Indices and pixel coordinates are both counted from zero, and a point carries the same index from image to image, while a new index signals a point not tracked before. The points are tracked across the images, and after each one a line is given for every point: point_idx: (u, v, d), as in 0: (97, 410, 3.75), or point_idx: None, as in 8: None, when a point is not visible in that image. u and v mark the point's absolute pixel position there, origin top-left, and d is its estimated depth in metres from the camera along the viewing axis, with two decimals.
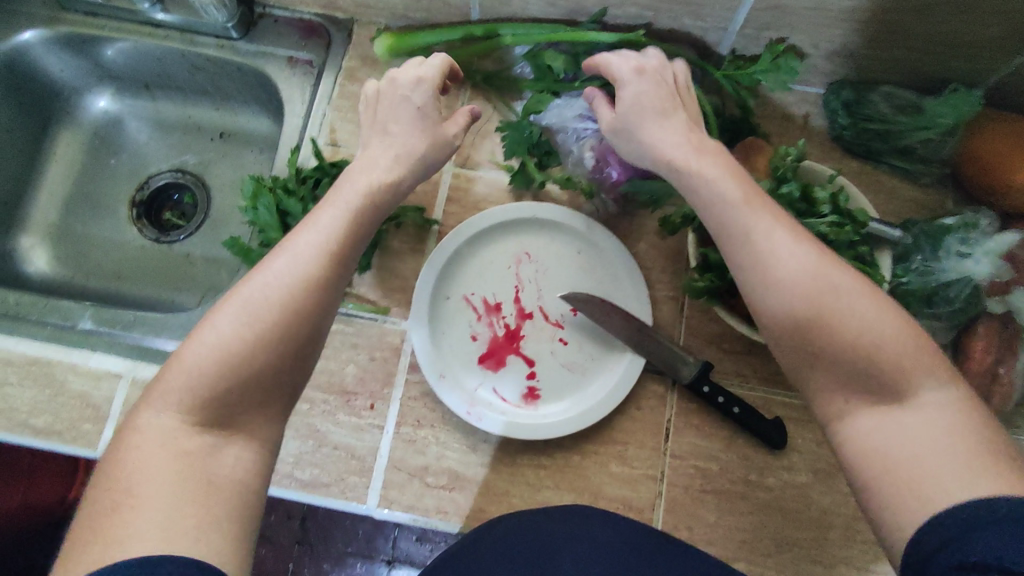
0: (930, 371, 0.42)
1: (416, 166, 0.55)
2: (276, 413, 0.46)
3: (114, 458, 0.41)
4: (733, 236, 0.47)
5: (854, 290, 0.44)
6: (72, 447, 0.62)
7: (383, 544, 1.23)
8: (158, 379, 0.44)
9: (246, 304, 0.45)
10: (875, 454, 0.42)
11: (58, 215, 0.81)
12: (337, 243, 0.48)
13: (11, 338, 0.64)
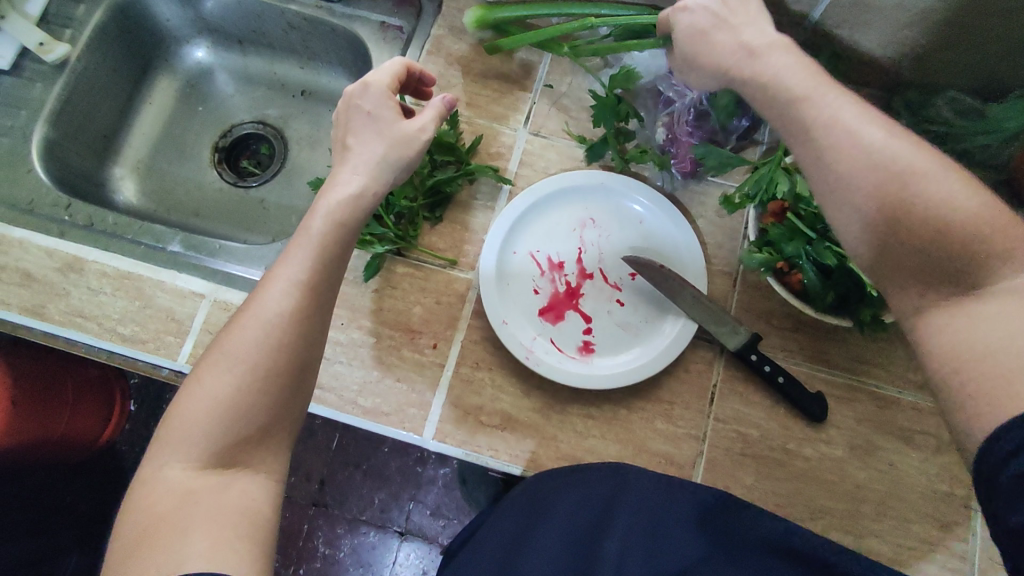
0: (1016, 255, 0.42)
1: (380, 168, 0.55)
2: (278, 444, 0.51)
3: (133, 503, 0.45)
4: (796, 134, 0.49)
5: (934, 173, 0.44)
6: (154, 356, 0.67)
7: (396, 517, 1.30)
8: (161, 436, 0.47)
9: (230, 356, 0.48)
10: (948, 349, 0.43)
11: (148, 153, 0.87)
12: (309, 279, 0.51)
13: (106, 253, 0.70)
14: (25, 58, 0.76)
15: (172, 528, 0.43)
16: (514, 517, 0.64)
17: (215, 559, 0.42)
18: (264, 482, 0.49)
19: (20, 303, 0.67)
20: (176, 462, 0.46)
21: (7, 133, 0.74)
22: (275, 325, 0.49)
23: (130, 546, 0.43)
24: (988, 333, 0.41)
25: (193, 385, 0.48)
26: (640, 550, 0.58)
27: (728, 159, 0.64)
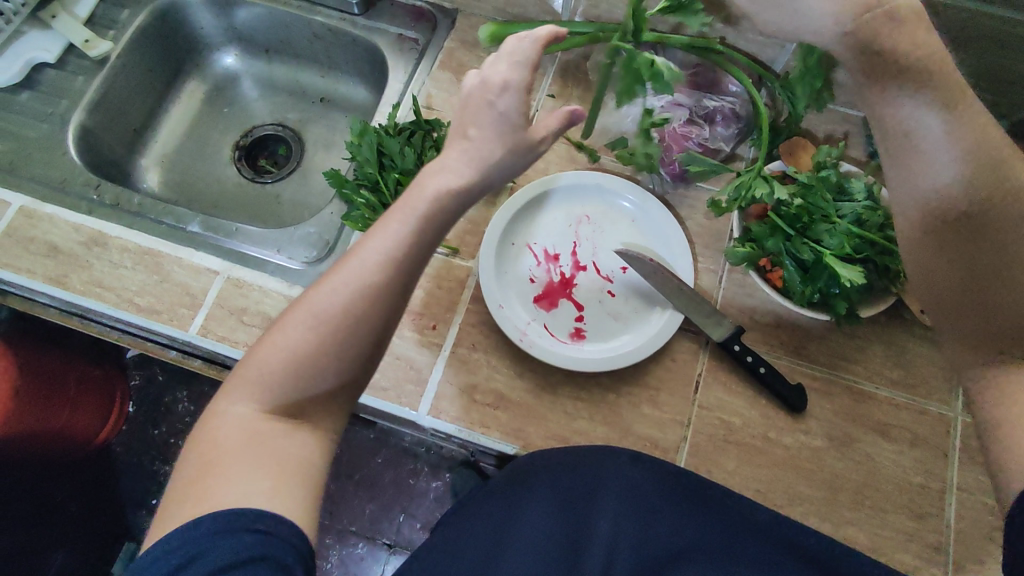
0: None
1: (494, 171, 0.52)
2: (340, 409, 0.53)
3: (200, 434, 0.49)
4: (903, 154, 0.48)
5: None
6: (167, 326, 0.70)
7: (386, 529, 1.31)
8: (236, 375, 0.50)
9: (317, 316, 0.49)
10: (996, 405, 0.49)
11: (174, 148, 0.93)
12: (402, 254, 0.50)
13: (131, 231, 0.74)
14: (70, 54, 0.83)
15: (235, 463, 0.46)
16: (502, 496, 0.66)
17: (276, 498, 0.46)
18: (321, 438, 0.51)
19: (45, 273, 0.72)
20: (245, 402, 0.49)
21: (48, 118, 0.80)
22: (360, 293, 0.49)
23: (196, 470, 0.47)
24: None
25: (277, 335, 0.50)
26: (630, 533, 0.62)
27: (712, 166, 0.69)
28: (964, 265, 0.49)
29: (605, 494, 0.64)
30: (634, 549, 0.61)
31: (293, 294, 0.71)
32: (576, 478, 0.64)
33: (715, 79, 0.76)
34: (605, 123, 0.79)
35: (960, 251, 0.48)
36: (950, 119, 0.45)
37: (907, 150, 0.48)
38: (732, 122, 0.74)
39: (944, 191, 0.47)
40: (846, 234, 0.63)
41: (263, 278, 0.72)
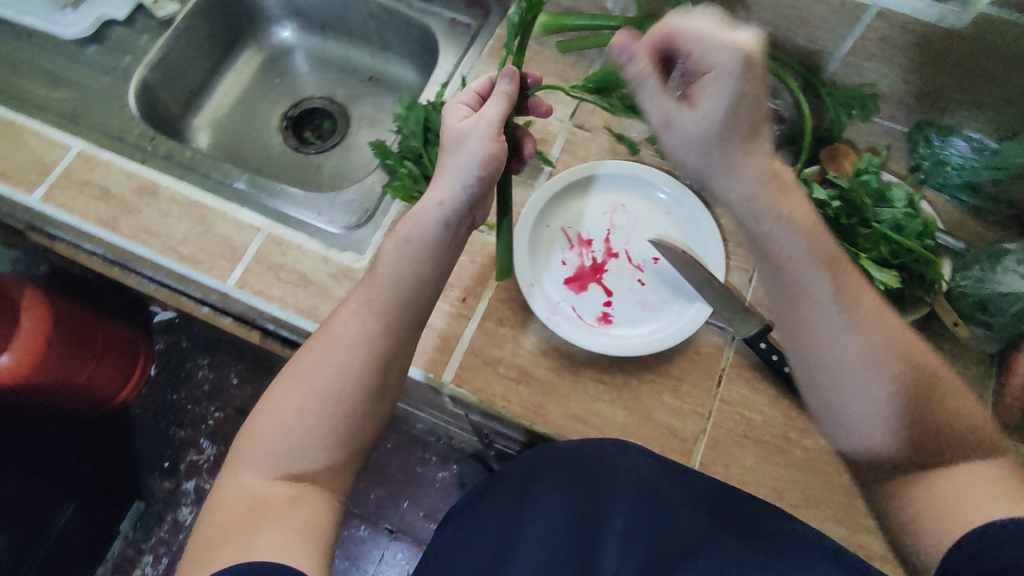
0: (980, 449, 0.53)
1: (451, 174, 0.59)
2: (342, 466, 0.56)
3: (212, 509, 0.53)
4: (795, 301, 0.55)
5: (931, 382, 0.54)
6: (206, 276, 0.72)
7: (390, 514, 1.39)
8: (242, 448, 0.55)
9: (305, 380, 0.55)
10: (917, 513, 0.53)
11: (226, 113, 0.96)
12: (382, 310, 0.56)
13: (180, 182, 0.77)
14: (138, 14, 0.87)
15: (245, 526, 0.51)
16: (514, 492, 0.70)
17: (278, 551, 0.49)
18: (325, 498, 0.55)
19: (97, 216, 0.75)
20: (250, 472, 0.54)
21: (111, 72, 0.84)
22: (346, 348, 0.55)
23: (211, 534, 0.51)
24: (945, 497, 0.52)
25: (270, 402, 0.56)
26: (640, 532, 0.64)
27: None
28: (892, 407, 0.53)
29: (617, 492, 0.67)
30: (644, 546, 0.63)
31: (329, 255, 0.73)
32: (584, 470, 0.67)
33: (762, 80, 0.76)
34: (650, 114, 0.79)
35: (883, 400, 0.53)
36: (826, 272, 0.53)
37: (840, 384, 0.53)
38: (775, 122, 0.75)
39: (836, 349, 0.53)
40: (881, 240, 0.64)
41: (302, 238, 0.74)
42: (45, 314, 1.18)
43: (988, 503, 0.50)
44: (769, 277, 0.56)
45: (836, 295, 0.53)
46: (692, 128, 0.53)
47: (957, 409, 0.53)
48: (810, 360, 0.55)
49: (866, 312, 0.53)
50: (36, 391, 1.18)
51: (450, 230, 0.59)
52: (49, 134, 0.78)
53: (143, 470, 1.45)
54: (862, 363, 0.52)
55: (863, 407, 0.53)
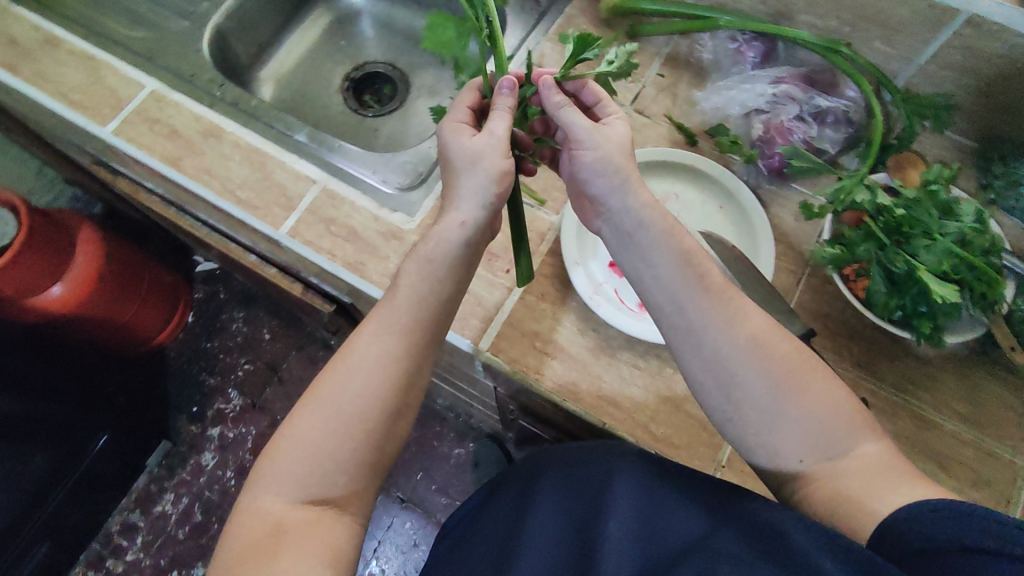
0: (865, 429, 0.53)
1: (469, 200, 0.57)
2: (364, 488, 0.54)
3: (231, 534, 0.51)
4: (667, 290, 0.56)
5: (810, 370, 0.54)
6: (261, 222, 0.74)
7: (402, 483, 1.40)
8: (258, 470, 0.53)
9: (325, 403, 0.52)
10: (835, 497, 0.51)
11: (291, 70, 0.99)
12: (408, 326, 0.55)
13: (243, 129, 0.79)
14: None
15: (264, 556, 0.49)
16: (523, 497, 0.70)
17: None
18: (348, 523, 0.53)
19: (163, 153, 0.77)
20: (270, 496, 0.51)
21: (189, 17, 0.86)
22: (373, 366, 0.53)
23: (229, 566, 0.49)
24: (847, 482, 0.51)
25: (290, 428, 0.53)
26: (637, 531, 0.58)
27: (812, 164, 0.68)
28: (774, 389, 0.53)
29: (615, 488, 0.62)
30: (639, 547, 0.56)
31: (380, 214, 0.74)
32: (593, 475, 0.66)
33: (833, 81, 0.76)
34: (714, 105, 0.78)
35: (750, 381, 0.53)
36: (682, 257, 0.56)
37: (729, 374, 0.54)
38: (842, 125, 0.74)
39: (714, 338, 0.54)
40: (946, 253, 0.60)
41: (356, 195, 0.75)
42: (99, 252, 1.22)
43: (890, 489, 0.49)
44: (646, 268, 0.57)
45: (704, 285, 0.55)
46: (605, 135, 0.59)
47: (834, 394, 0.53)
48: (695, 357, 0.55)
49: (738, 303, 0.55)
50: (82, 322, 1.24)
51: (471, 251, 0.58)
52: (126, 71, 0.81)
53: (172, 411, 1.49)
54: (738, 354, 0.53)
55: (749, 399, 0.53)
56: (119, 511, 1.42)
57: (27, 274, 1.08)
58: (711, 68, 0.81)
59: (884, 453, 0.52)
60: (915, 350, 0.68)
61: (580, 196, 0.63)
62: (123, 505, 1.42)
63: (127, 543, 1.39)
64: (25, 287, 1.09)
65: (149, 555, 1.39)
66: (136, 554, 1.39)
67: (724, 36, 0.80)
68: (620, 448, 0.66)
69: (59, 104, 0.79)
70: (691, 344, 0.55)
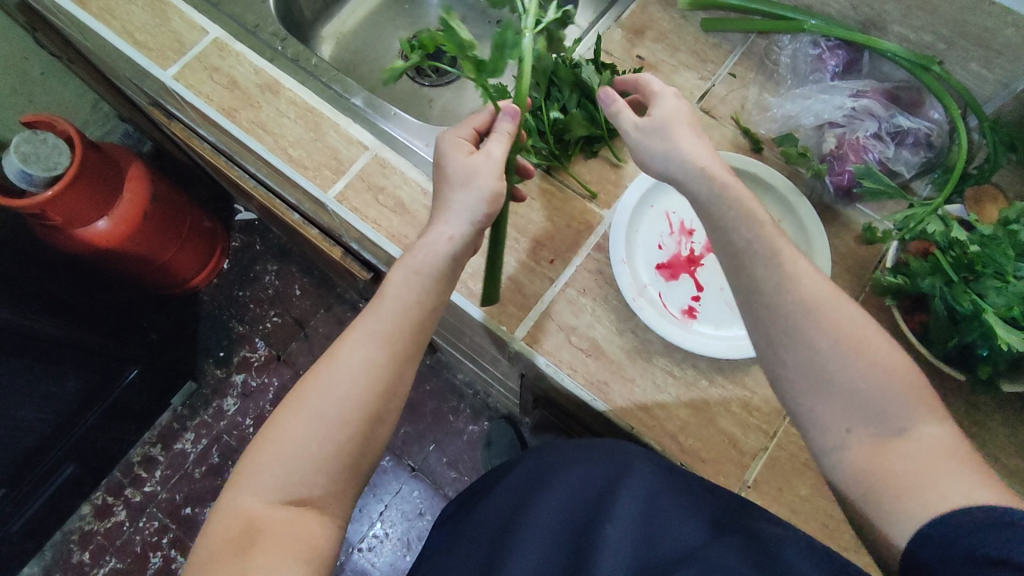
0: (928, 409, 0.47)
1: (459, 215, 0.57)
2: (344, 489, 0.53)
3: (208, 533, 0.50)
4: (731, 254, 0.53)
5: (878, 337, 0.49)
6: (310, 182, 0.74)
7: (413, 452, 1.42)
8: (239, 469, 0.52)
9: (306, 405, 0.52)
10: (883, 478, 0.45)
11: (352, 30, 0.98)
12: (391, 332, 0.54)
13: (302, 86, 0.78)
14: None
15: (240, 552, 0.47)
16: (525, 484, 0.70)
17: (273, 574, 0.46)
18: (327, 523, 0.51)
19: (220, 103, 0.77)
20: (248, 496, 0.50)
21: None
22: (357, 373, 0.52)
23: (204, 563, 0.48)
24: (900, 466, 0.45)
25: (273, 430, 0.52)
26: (639, 534, 0.59)
27: (883, 187, 0.65)
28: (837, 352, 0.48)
29: (621, 492, 0.62)
30: (636, 553, 0.57)
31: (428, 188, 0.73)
32: (600, 477, 0.65)
33: (918, 100, 0.72)
34: (786, 113, 0.75)
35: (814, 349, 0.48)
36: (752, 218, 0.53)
37: (783, 330, 0.50)
38: (922, 148, 0.70)
39: (780, 306, 0.50)
40: (1017, 297, 0.56)
41: (406, 165, 0.74)
42: (144, 190, 1.24)
43: (948, 476, 0.43)
44: (712, 232, 0.55)
45: (760, 237, 0.52)
46: (649, 119, 0.60)
47: (897, 364, 0.48)
48: (746, 310, 0.52)
49: (800, 261, 0.51)
50: (124, 259, 1.27)
51: (459, 264, 0.58)
52: (192, 16, 0.81)
53: (200, 353, 1.53)
54: (809, 330, 0.49)
55: (809, 376, 0.48)
56: (141, 443, 1.47)
57: (75, 206, 1.10)
58: (787, 71, 0.78)
59: (950, 440, 0.46)
60: (966, 394, 0.65)
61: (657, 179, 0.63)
62: (146, 438, 1.47)
63: (146, 474, 1.44)
64: (73, 219, 1.12)
65: (165, 489, 1.44)
66: (153, 487, 1.44)
67: (807, 40, 0.76)
68: (633, 453, 0.65)
69: (125, 43, 0.79)
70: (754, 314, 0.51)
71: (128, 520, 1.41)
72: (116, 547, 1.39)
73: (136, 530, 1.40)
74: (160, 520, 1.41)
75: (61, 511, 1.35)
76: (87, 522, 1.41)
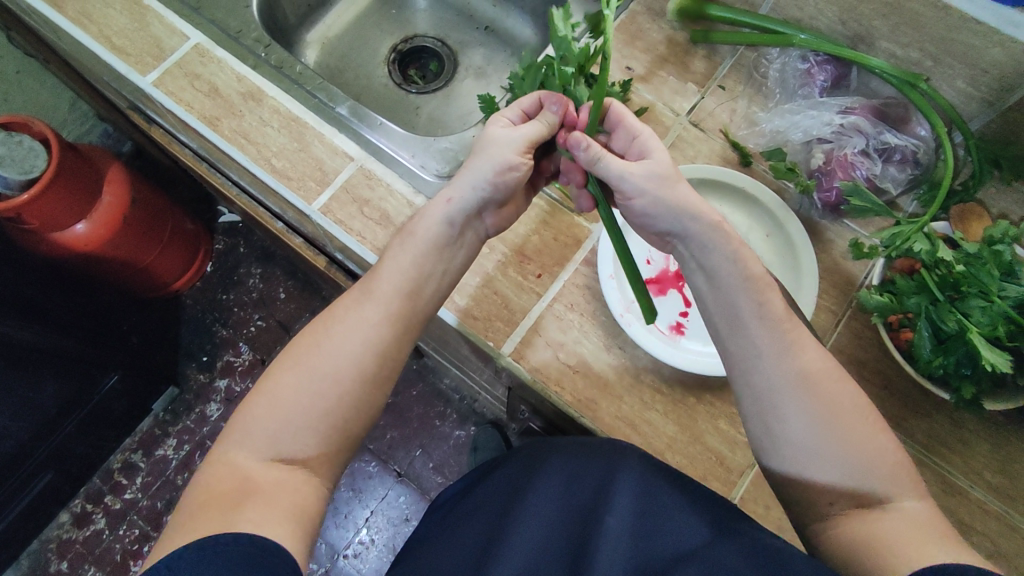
0: (906, 483, 0.51)
1: (467, 183, 0.60)
2: (334, 452, 0.53)
3: (198, 483, 0.50)
4: (727, 315, 0.56)
5: (868, 414, 0.53)
6: (294, 194, 0.72)
7: (400, 457, 1.41)
8: (232, 426, 0.52)
9: (303, 362, 0.53)
10: (864, 539, 0.49)
11: (336, 35, 0.97)
12: (389, 294, 0.56)
13: (285, 95, 0.76)
14: None
15: (232, 504, 0.47)
16: (522, 478, 0.69)
17: (260, 525, 0.46)
18: (316, 485, 0.52)
19: (201, 111, 0.75)
20: (244, 450, 0.50)
21: None
22: (356, 333, 0.54)
23: (188, 515, 0.47)
24: (879, 533, 0.48)
25: (270, 384, 0.53)
26: (633, 530, 0.58)
27: (870, 205, 0.65)
28: (829, 418, 0.51)
29: (617, 486, 0.60)
30: (635, 550, 0.56)
31: (415, 201, 0.72)
32: (597, 469, 0.63)
33: (905, 116, 0.72)
34: (775, 128, 0.75)
35: (806, 410, 0.51)
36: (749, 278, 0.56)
37: (772, 404, 0.53)
38: (908, 166, 0.71)
39: (773, 370, 0.53)
40: (1000, 316, 0.57)
41: (393, 177, 0.73)
42: (126, 193, 1.21)
43: (928, 544, 0.47)
44: (708, 290, 0.58)
45: (760, 310, 0.54)
46: (645, 174, 0.58)
47: (880, 440, 0.52)
48: (741, 384, 0.55)
49: (795, 336, 0.54)
50: (102, 264, 1.24)
51: (459, 243, 0.61)
52: (172, 21, 0.79)
53: (182, 358, 1.51)
54: (793, 384, 0.52)
55: (795, 422, 0.52)
56: (121, 449, 1.44)
57: (51, 210, 1.07)
58: (776, 85, 0.78)
59: (927, 512, 0.50)
60: (950, 411, 0.66)
61: (647, 230, 0.63)
62: (126, 444, 1.44)
63: (127, 481, 1.42)
64: (50, 223, 1.09)
65: (146, 495, 1.41)
66: (133, 493, 1.41)
67: (795, 54, 0.76)
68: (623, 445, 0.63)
69: (103, 48, 0.77)
70: (746, 368, 0.54)
71: (108, 528, 1.38)
72: (95, 556, 1.36)
73: (116, 539, 1.38)
74: (142, 527, 1.39)
75: (38, 520, 1.32)
76: (66, 531, 1.38)
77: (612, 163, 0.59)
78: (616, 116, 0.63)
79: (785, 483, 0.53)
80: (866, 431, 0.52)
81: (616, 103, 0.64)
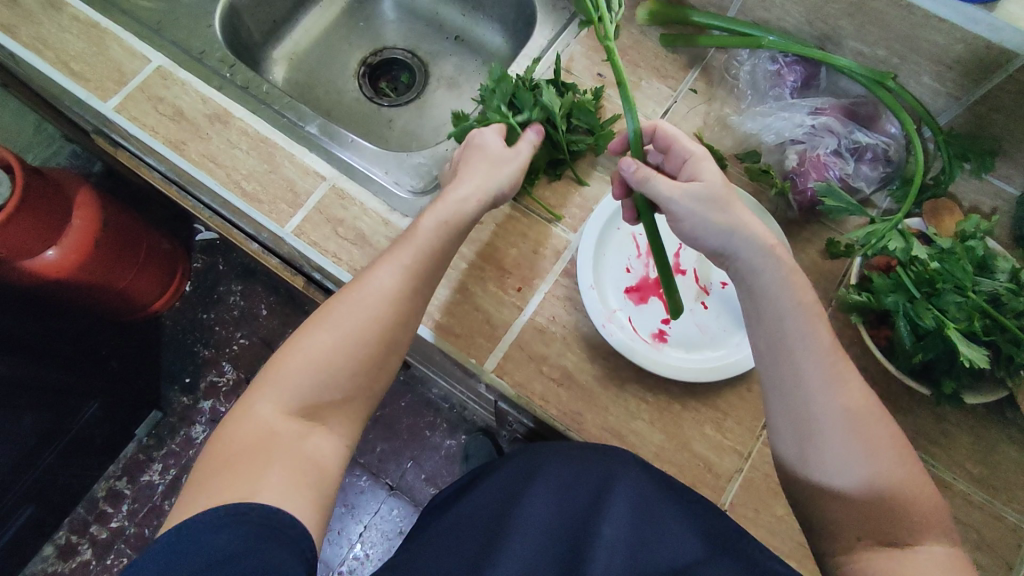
0: (932, 528, 0.51)
1: (489, 186, 0.65)
2: (354, 411, 0.57)
3: (227, 430, 0.52)
4: (771, 339, 0.55)
5: (907, 454, 0.52)
6: (266, 217, 0.71)
7: (391, 471, 1.40)
8: (260, 377, 0.54)
9: (336, 323, 0.56)
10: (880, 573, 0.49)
11: (304, 50, 0.95)
12: (418, 266, 0.59)
13: (253, 116, 0.75)
14: None
15: (257, 461, 0.49)
16: (512, 486, 0.67)
17: (285, 493, 0.48)
18: (335, 440, 0.55)
19: (166, 135, 0.73)
20: (272, 404, 0.52)
21: None
22: (383, 301, 0.57)
23: (214, 468, 0.49)
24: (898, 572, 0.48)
25: (301, 340, 0.55)
26: (629, 541, 0.58)
27: (845, 205, 0.65)
28: (868, 454, 0.51)
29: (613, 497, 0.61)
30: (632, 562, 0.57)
31: (390, 218, 0.71)
32: (592, 477, 0.62)
33: (874, 114, 0.73)
34: (747, 129, 0.75)
35: (846, 442, 0.51)
36: (800, 308, 0.54)
37: (812, 431, 0.52)
38: (880, 164, 0.72)
39: (819, 402, 0.52)
40: (975, 310, 0.58)
41: (366, 195, 0.72)
42: (97, 217, 1.18)
43: None
44: (750, 308, 0.58)
45: (806, 341, 0.53)
46: (694, 197, 0.59)
47: (914, 484, 0.52)
48: (778, 405, 0.55)
49: (842, 369, 0.53)
50: (75, 289, 1.21)
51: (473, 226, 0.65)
52: (133, 44, 0.77)
53: (164, 380, 1.48)
54: (837, 418, 0.52)
55: (829, 448, 0.52)
56: (105, 477, 1.41)
57: (19, 237, 1.04)
58: (747, 87, 0.78)
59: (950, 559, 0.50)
60: (932, 405, 0.66)
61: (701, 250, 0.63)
62: (110, 471, 1.42)
63: (112, 510, 1.39)
64: (19, 251, 1.06)
65: (133, 523, 1.38)
66: (120, 521, 1.38)
67: (764, 56, 0.76)
68: (626, 454, 0.62)
69: (61, 74, 0.75)
70: (785, 393, 0.54)
71: (94, 559, 1.36)
72: None
73: (104, 569, 1.35)
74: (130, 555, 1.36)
75: (22, 554, 1.29)
76: (51, 564, 1.35)
77: (660, 184, 0.60)
78: (669, 137, 0.65)
79: (813, 502, 0.53)
80: (902, 470, 0.51)
81: (665, 125, 0.65)
